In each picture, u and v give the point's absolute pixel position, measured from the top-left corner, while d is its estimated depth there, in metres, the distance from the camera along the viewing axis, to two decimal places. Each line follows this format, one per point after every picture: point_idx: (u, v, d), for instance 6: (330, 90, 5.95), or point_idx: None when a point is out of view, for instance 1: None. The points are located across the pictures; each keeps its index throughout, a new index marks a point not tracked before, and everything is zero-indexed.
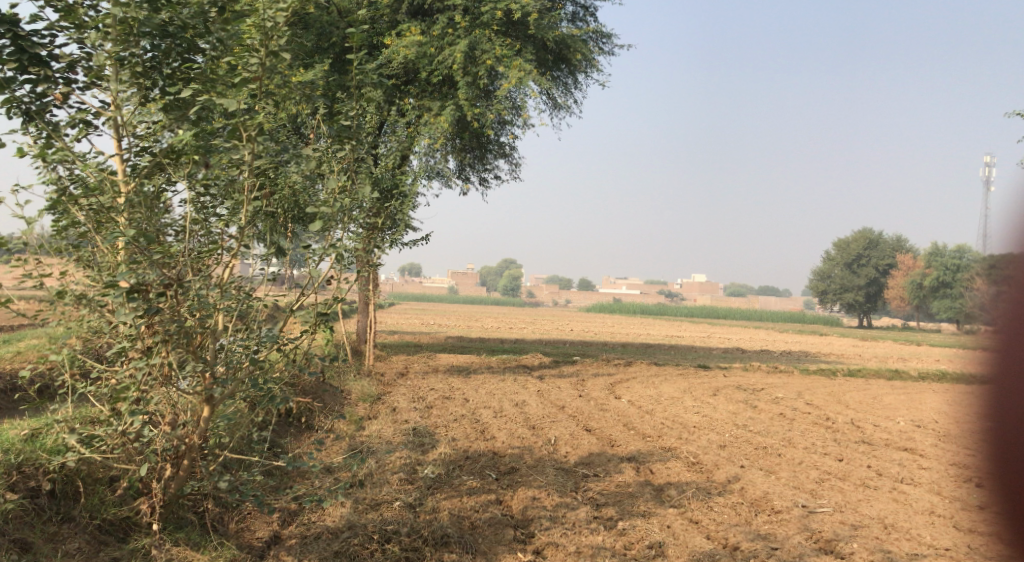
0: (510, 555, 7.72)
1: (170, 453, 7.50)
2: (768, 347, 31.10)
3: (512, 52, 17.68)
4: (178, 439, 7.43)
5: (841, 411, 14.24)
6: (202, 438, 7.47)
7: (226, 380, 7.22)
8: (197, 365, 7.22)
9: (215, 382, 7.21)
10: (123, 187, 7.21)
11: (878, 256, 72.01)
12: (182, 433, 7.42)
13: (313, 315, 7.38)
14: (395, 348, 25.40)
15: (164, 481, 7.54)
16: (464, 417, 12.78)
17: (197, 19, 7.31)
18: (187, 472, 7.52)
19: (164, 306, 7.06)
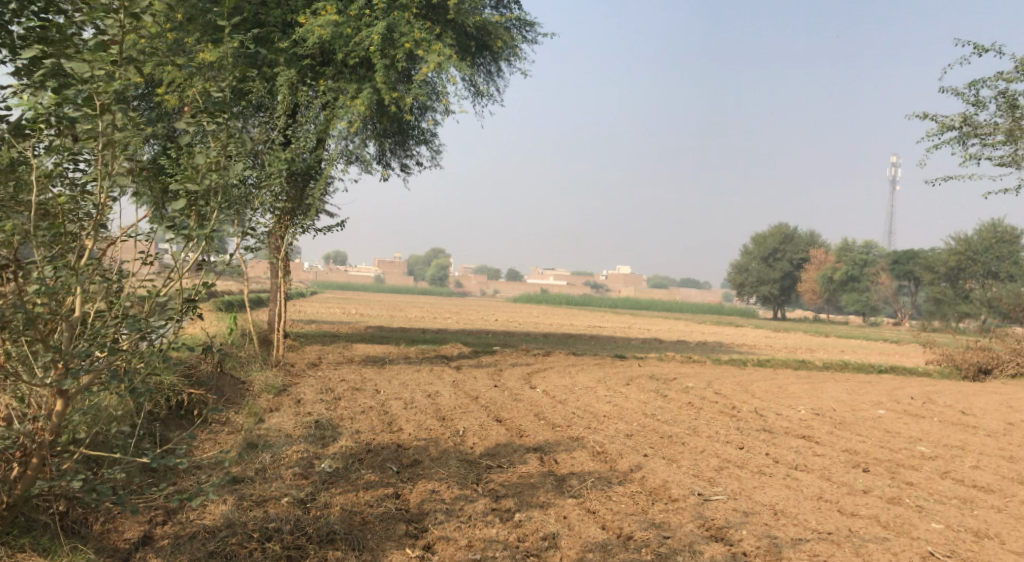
0: (398, 550, 7.59)
1: (16, 452, 7.27)
2: (687, 337, 31.47)
3: (431, 36, 17.40)
4: (24, 436, 7.22)
5: (748, 400, 14.40)
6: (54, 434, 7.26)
7: (78, 371, 7.09)
8: (49, 354, 7.07)
9: (66, 374, 7.06)
10: None
11: (793, 251, 73.40)
12: (30, 430, 7.23)
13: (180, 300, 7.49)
14: (312, 338, 25.03)
15: (10, 483, 7.28)
16: (371, 408, 12.61)
17: None
18: (35, 471, 7.25)
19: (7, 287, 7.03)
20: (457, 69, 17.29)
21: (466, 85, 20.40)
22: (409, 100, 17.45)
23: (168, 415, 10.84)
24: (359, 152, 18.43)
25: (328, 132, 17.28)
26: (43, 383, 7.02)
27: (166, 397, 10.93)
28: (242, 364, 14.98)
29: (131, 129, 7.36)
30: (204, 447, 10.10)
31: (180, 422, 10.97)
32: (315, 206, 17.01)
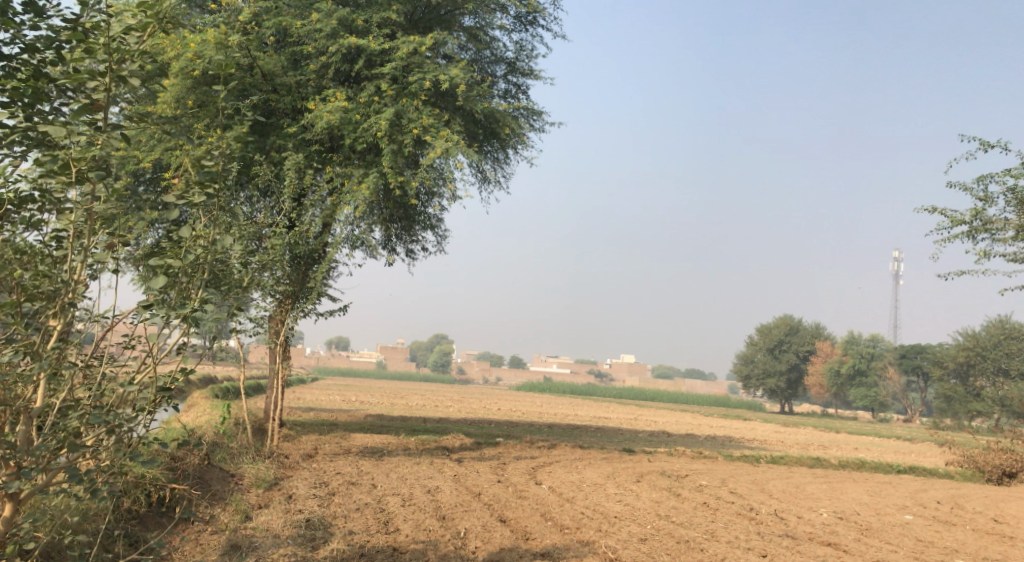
0: None
1: None
2: (696, 431, 30.62)
3: (439, 122, 16.94)
4: None
5: (765, 500, 13.63)
6: (1, 544, 6.63)
7: (31, 473, 6.44)
8: (3, 452, 6.46)
9: (17, 475, 6.43)
10: None
11: (798, 342, 72.87)
12: None
13: (154, 391, 6.82)
14: (311, 426, 24.23)
15: None
16: (368, 505, 11.82)
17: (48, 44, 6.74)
18: None
19: None
20: (465, 155, 16.68)
21: (473, 171, 19.98)
22: (414, 185, 16.86)
23: (145, 513, 10.11)
24: (362, 238, 17.91)
25: (335, 218, 16.81)
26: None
27: (145, 492, 10.22)
28: (232, 455, 14.23)
29: (114, 201, 6.75)
30: (182, 550, 9.32)
31: (159, 520, 10.22)
32: (316, 290, 16.32)
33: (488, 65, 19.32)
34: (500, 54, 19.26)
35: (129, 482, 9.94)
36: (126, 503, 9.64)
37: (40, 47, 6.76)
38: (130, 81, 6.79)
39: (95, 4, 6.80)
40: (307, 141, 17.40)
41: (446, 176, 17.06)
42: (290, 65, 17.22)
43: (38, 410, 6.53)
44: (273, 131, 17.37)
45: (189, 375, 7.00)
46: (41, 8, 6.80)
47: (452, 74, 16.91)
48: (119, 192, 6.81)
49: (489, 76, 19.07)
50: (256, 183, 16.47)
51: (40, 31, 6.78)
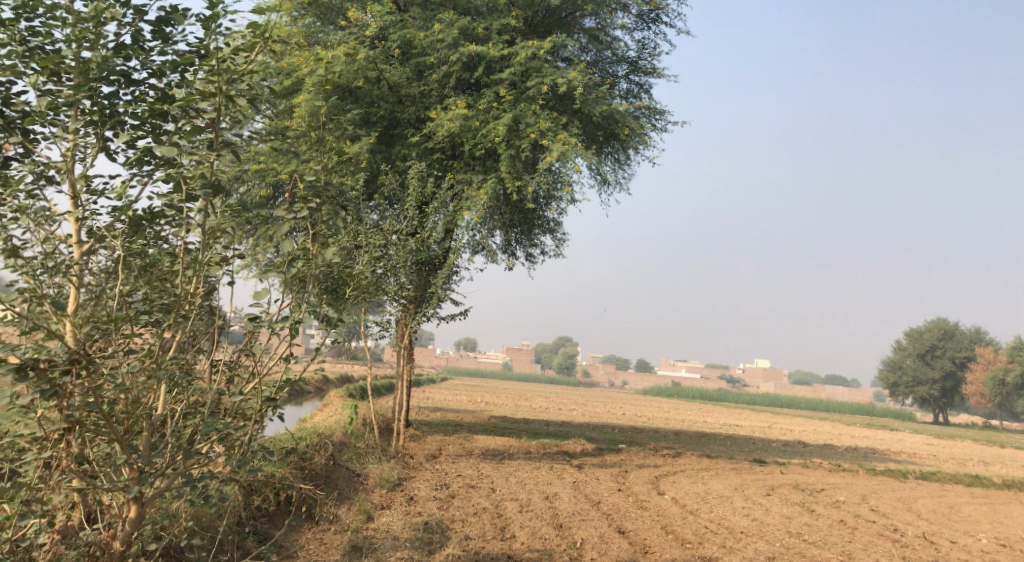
0: None
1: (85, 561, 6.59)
2: (834, 441, 29.45)
3: (558, 126, 16.54)
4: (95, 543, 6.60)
5: (911, 521, 12.88)
6: (124, 542, 6.61)
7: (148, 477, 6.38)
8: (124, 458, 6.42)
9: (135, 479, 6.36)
10: (76, 254, 6.57)
11: (954, 348, 69.30)
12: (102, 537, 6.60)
13: (260, 400, 6.79)
14: (436, 426, 24.28)
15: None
16: (486, 510, 11.62)
17: (170, 68, 6.71)
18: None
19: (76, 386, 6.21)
20: (583, 159, 16.31)
21: (593, 172, 19.60)
22: (532, 189, 16.59)
23: (274, 511, 10.02)
24: (483, 243, 17.83)
25: (456, 224, 16.78)
26: (114, 488, 6.31)
27: (273, 490, 10.17)
28: (358, 455, 14.28)
29: (225, 216, 6.78)
30: (305, 549, 9.31)
31: (288, 519, 10.13)
32: (437, 295, 16.22)
33: (609, 66, 18.95)
34: (622, 54, 18.84)
35: (257, 480, 9.94)
36: (255, 501, 9.62)
37: (166, 72, 6.74)
38: (239, 99, 6.65)
39: (218, 30, 6.72)
40: (430, 149, 17.38)
41: (564, 179, 16.77)
42: (415, 76, 17.19)
43: (155, 418, 6.51)
44: (398, 140, 17.50)
45: (294, 382, 6.89)
46: (167, 33, 6.77)
47: (569, 76, 16.52)
48: (230, 206, 6.81)
49: (610, 78, 18.67)
50: (381, 191, 16.59)
51: (167, 56, 6.77)
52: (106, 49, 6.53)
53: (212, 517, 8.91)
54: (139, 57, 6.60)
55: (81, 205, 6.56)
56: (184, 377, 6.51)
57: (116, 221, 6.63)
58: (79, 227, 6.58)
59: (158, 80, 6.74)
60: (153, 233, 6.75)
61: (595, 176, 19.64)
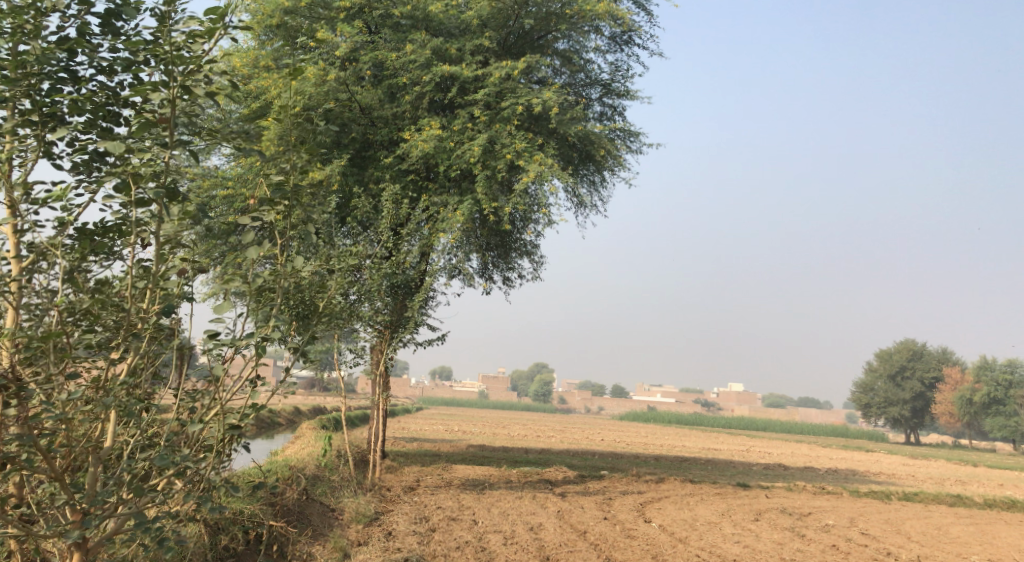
0: None
1: None
2: (814, 464, 29.10)
3: (533, 146, 16.24)
4: None
5: (903, 544, 12.54)
6: None
7: (94, 519, 5.84)
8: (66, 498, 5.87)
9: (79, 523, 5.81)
10: (19, 268, 6.08)
11: (923, 368, 69.63)
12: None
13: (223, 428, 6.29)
14: (413, 457, 23.71)
15: None
16: (468, 543, 11.14)
17: (120, 62, 6.29)
18: None
19: (17, 412, 5.75)
20: (560, 180, 16.01)
21: (569, 195, 19.28)
22: (508, 212, 16.20)
23: (243, 550, 9.42)
24: (459, 267, 17.43)
25: (431, 247, 16.36)
26: (55, 532, 5.76)
27: (243, 528, 9.57)
28: (332, 488, 13.72)
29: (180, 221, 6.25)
30: None
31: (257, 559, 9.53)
32: (412, 321, 15.76)
33: (582, 88, 18.67)
34: (595, 76, 18.59)
35: (225, 518, 9.39)
36: (224, 540, 9.09)
37: (117, 68, 6.30)
38: (196, 92, 6.24)
39: (174, 22, 6.31)
40: (403, 171, 17.00)
41: (540, 202, 16.41)
42: (387, 98, 16.84)
43: (103, 451, 6.01)
44: (370, 164, 17.10)
45: (260, 408, 6.41)
46: (117, 27, 6.35)
47: (545, 96, 16.21)
48: (186, 212, 6.29)
49: (584, 99, 18.41)
50: (354, 216, 16.18)
51: (117, 52, 6.34)
52: (49, 44, 6.10)
53: (178, 558, 8.38)
54: (86, 52, 6.18)
55: (21, 214, 6.08)
56: (137, 405, 6.00)
57: (59, 233, 6.16)
58: (18, 239, 6.09)
59: (107, 77, 6.30)
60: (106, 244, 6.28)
61: (571, 198, 19.31)
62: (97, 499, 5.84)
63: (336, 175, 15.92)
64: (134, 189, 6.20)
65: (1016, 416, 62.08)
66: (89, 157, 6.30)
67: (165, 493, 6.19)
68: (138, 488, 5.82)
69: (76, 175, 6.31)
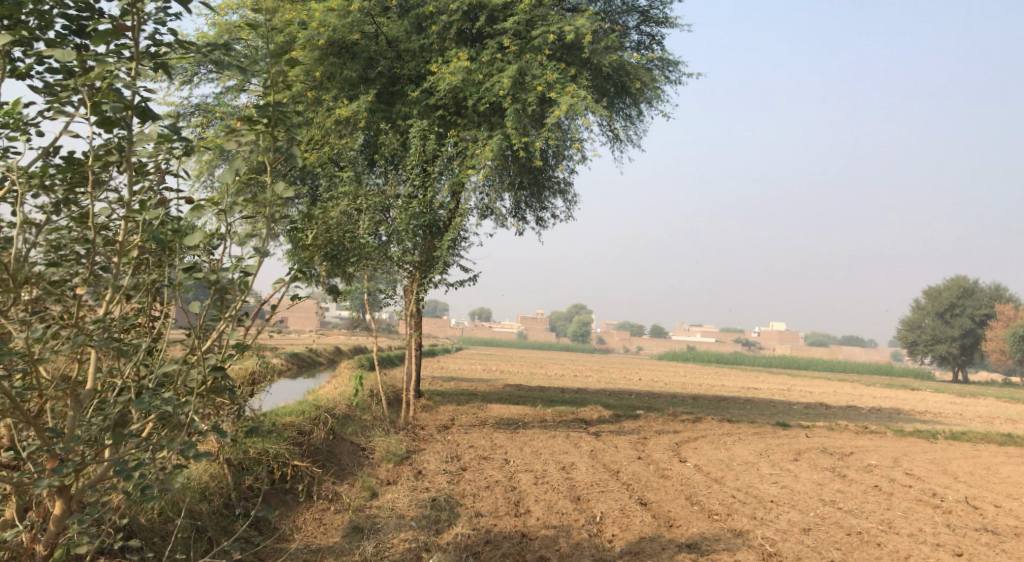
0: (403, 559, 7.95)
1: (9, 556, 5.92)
2: (856, 403, 28.57)
3: (566, 78, 15.71)
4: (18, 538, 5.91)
5: (947, 484, 12.13)
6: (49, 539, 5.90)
7: (66, 467, 5.65)
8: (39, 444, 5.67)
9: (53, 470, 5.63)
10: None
11: (973, 306, 68.22)
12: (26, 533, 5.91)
13: (204, 372, 5.94)
14: (450, 396, 23.62)
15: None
16: (499, 483, 10.91)
17: None
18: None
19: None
20: (594, 112, 15.46)
21: (605, 129, 18.72)
22: (540, 145, 15.71)
23: (269, 490, 9.21)
24: (492, 205, 17.06)
25: (463, 184, 15.95)
26: (29, 480, 5.59)
27: (267, 468, 9.40)
28: (363, 428, 13.56)
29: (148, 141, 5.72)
30: (303, 530, 8.67)
31: (284, 498, 9.32)
32: (442, 260, 15.44)
33: (618, 16, 18.02)
34: (632, 3, 17.94)
35: (248, 458, 9.22)
36: (246, 480, 8.94)
37: None
38: None
39: None
40: (432, 106, 16.59)
41: (574, 135, 15.92)
42: (414, 29, 16.36)
43: (81, 394, 5.84)
44: (398, 98, 16.69)
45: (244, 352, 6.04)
46: None
47: (578, 24, 15.60)
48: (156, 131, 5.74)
49: (620, 26, 17.75)
50: (381, 152, 15.85)
51: None
52: None
53: (197, 499, 8.23)
54: None
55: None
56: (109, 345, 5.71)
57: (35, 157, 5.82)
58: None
59: None
60: (83, 170, 5.88)
61: (606, 132, 18.76)
62: (74, 445, 5.65)
63: (362, 114, 15.65)
64: (98, 106, 5.75)
65: None
66: (61, 73, 5.88)
67: (151, 438, 5.99)
68: (115, 434, 5.64)
69: (50, 94, 5.92)
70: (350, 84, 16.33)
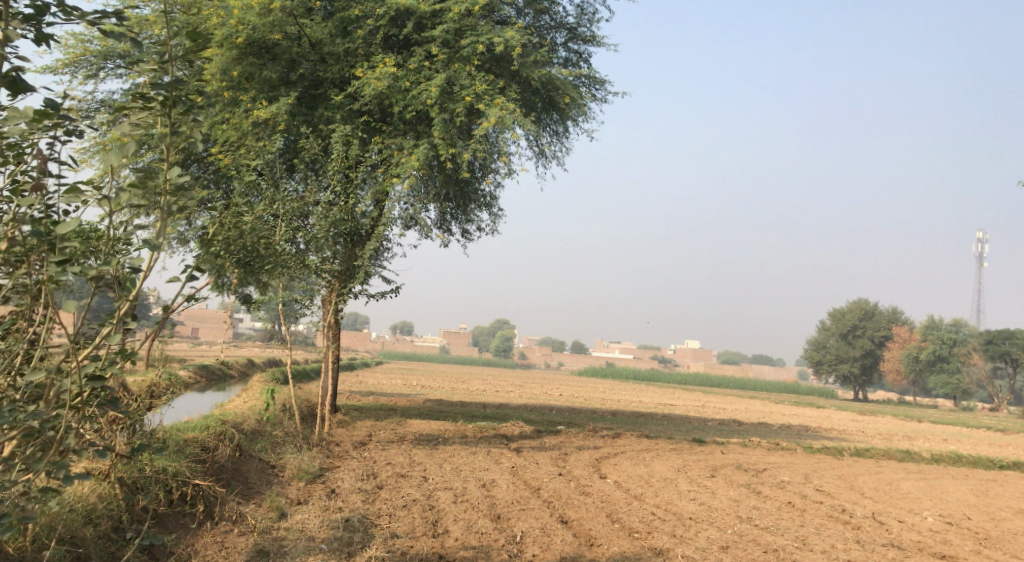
0: None
1: None
2: (768, 421, 28.92)
3: (495, 89, 15.64)
4: None
5: (858, 500, 12.28)
6: None
7: None
8: None
9: None
10: None
11: (873, 327, 70.11)
12: None
13: (81, 378, 5.64)
14: (367, 410, 23.28)
15: None
16: (415, 501, 10.69)
17: None
18: None
19: None
20: (521, 126, 15.40)
21: (530, 144, 18.70)
22: (466, 157, 15.58)
23: (165, 512, 8.83)
24: (416, 216, 16.87)
25: (388, 192, 15.74)
26: None
27: (165, 488, 9.02)
28: (274, 444, 13.19)
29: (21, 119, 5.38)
30: (203, 554, 8.34)
31: (182, 520, 8.95)
32: (363, 270, 15.15)
33: (547, 31, 18.04)
34: (560, 19, 17.98)
35: (145, 477, 8.83)
36: (140, 501, 8.55)
37: None
38: None
39: None
40: (356, 112, 16.36)
41: (500, 149, 15.84)
42: (339, 33, 16.11)
43: None
44: (321, 103, 16.42)
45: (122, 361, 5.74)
46: None
47: (507, 35, 15.54)
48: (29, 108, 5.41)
49: (549, 40, 17.76)
50: (303, 158, 15.55)
51: None
52: None
53: (83, 522, 7.84)
54: None
55: None
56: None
57: None
58: None
59: None
60: None
61: (531, 147, 18.71)
62: None
63: (282, 113, 15.45)
64: None
65: (956, 374, 62.33)
66: None
67: (20, 456, 5.68)
68: None
69: None
70: (270, 86, 15.94)
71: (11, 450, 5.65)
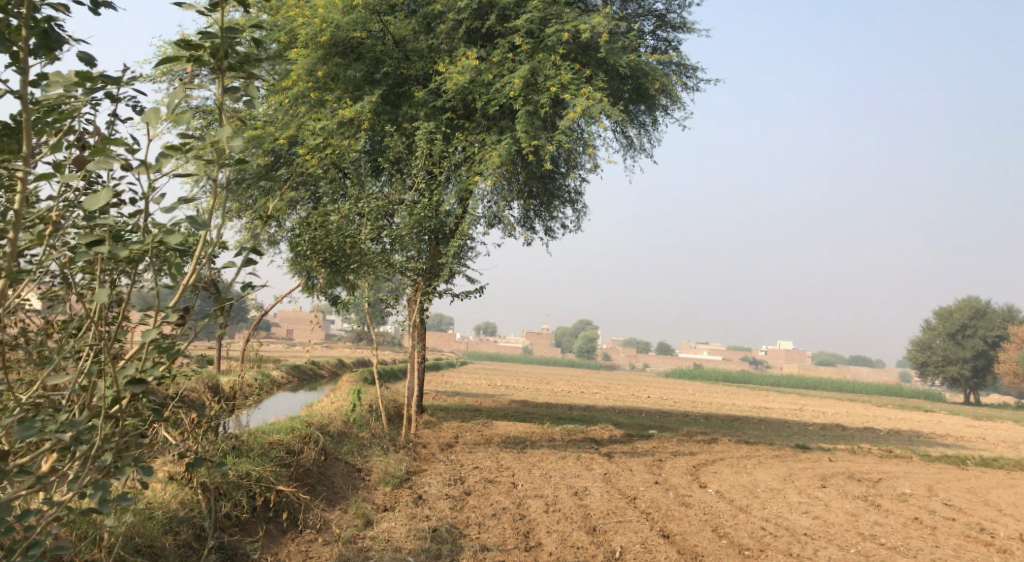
0: None
1: None
2: (873, 424, 27.48)
3: (580, 79, 14.81)
4: None
5: (992, 516, 11.18)
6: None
7: None
8: None
9: None
10: None
11: (986, 327, 67.04)
12: None
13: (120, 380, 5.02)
14: (453, 412, 22.70)
15: None
16: (506, 510, 9.98)
17: None
18: None
19: None
20: (609, 116, 14.59)
21: (619, 136, 17.90)
22: (551, 150, 14.82)
23: (248, 519, 8.28)
24: (500, 214, 16.17)
25: (474, 188, 15.03)
26: None
27: (248, 493, 8.43)
28: (360, 447, 12.62)
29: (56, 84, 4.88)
30: None
31: (267, 527, 8.38)
32: (448, 268, 14.40)
33: (633, 19, 17.21)
34: (649, 6, 17.11)
35: (228, 482, 8.28)
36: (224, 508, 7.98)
37: None
38: None
39: None
40: (440, 108, 15.73)
41: (587, 141, 15.04)
42: (423, 29, 15.63)
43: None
44: (404, 101, 15.84)
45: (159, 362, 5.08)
46: None
47: (592, 22, 14.73)
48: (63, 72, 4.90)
49: (637, 28, 16.93)
50: (387, 157, 15.04)
51: None
52: None
53: (161, 531, 7.32)
54: None
55: None
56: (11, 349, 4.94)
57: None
58: None
59: None
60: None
61: (619, 139, 17.87)
62: None
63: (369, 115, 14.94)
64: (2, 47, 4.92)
65: None
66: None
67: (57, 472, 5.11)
68: None
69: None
70: (354, 85, 15.49)
71: (48, 466, 5.11)
